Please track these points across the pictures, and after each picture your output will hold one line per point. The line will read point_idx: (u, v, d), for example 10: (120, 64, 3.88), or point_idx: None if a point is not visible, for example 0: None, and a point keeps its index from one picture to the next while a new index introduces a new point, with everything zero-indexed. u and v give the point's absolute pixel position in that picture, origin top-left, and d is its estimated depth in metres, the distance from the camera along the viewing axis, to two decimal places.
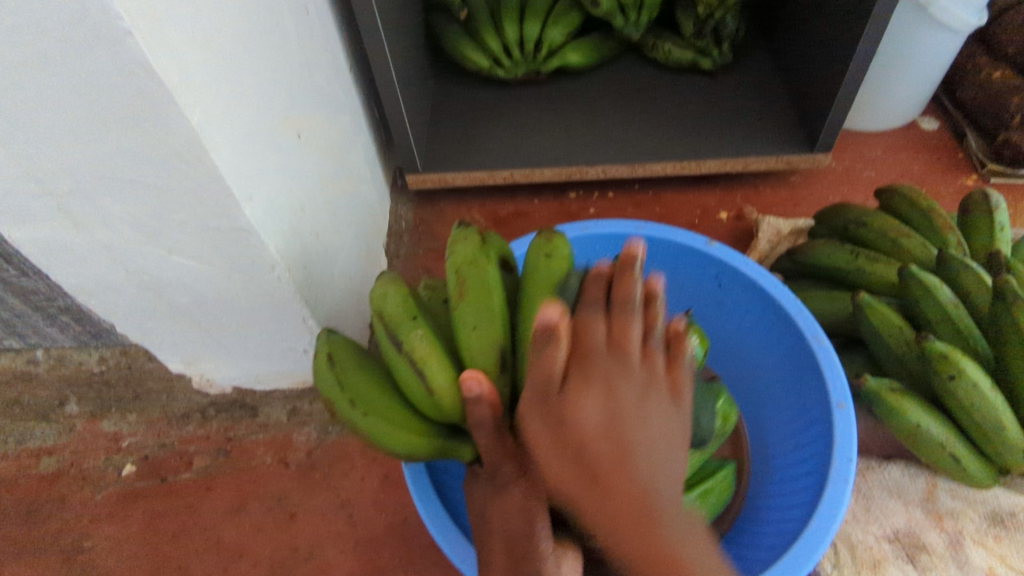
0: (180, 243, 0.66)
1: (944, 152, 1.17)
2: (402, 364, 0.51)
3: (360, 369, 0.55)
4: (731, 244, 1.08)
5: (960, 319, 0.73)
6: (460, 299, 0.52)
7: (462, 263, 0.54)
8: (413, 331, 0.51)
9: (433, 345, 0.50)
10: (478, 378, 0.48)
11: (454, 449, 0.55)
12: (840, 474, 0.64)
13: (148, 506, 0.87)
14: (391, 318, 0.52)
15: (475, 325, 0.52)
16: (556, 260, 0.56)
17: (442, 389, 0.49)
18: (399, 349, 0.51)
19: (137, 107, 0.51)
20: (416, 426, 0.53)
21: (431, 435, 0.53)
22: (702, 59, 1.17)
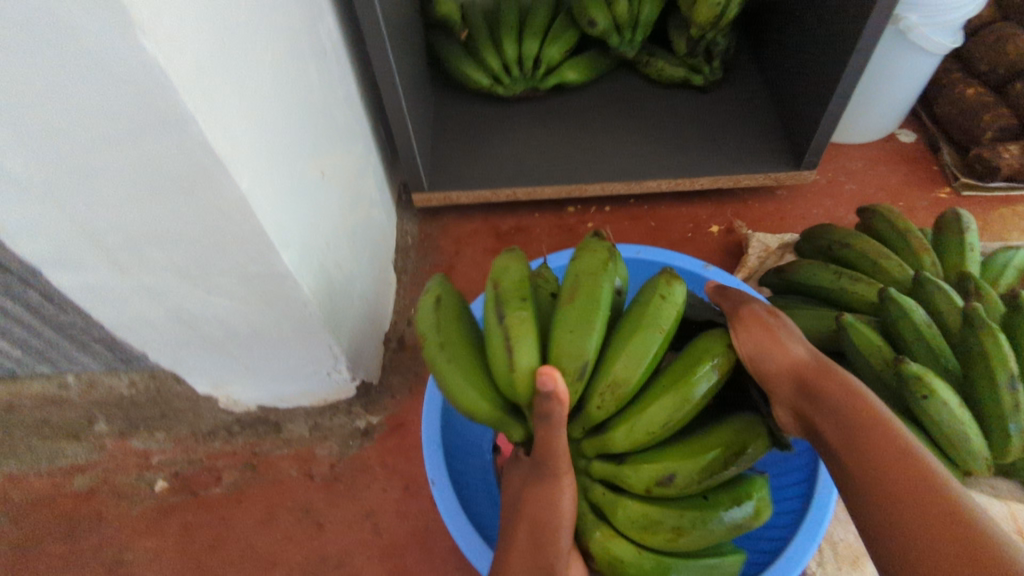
0: (219, 286, 0.69)
1: (921, 165, 1.24)
2: (497, 334, 0.53)
3: (456, 322, 0.59)
4: (722, 257, 1.14)
5: (932, 339, 0.80)
6: (568, 304, 0.54)
7: (583, 273, 0.55)
8: (518, 309, 0.52)
9: (533, 331, 0.52)
10: (556, 378, 0.48)
11: (510, 425, 0.57)
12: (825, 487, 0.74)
13: (182, 520, 0.92)
14: (504, 291, 0.55)
15: (572, 329, 0.52)
16: (669, 305, 0.54)
17: (525, 373, 0.50)
18: (500, 319, 0.53)
19: (192, 177, 0.54)
20: (488, 394, 0.55)
21: (498, 407, 0.55)
22: (694, 76, 1.23)
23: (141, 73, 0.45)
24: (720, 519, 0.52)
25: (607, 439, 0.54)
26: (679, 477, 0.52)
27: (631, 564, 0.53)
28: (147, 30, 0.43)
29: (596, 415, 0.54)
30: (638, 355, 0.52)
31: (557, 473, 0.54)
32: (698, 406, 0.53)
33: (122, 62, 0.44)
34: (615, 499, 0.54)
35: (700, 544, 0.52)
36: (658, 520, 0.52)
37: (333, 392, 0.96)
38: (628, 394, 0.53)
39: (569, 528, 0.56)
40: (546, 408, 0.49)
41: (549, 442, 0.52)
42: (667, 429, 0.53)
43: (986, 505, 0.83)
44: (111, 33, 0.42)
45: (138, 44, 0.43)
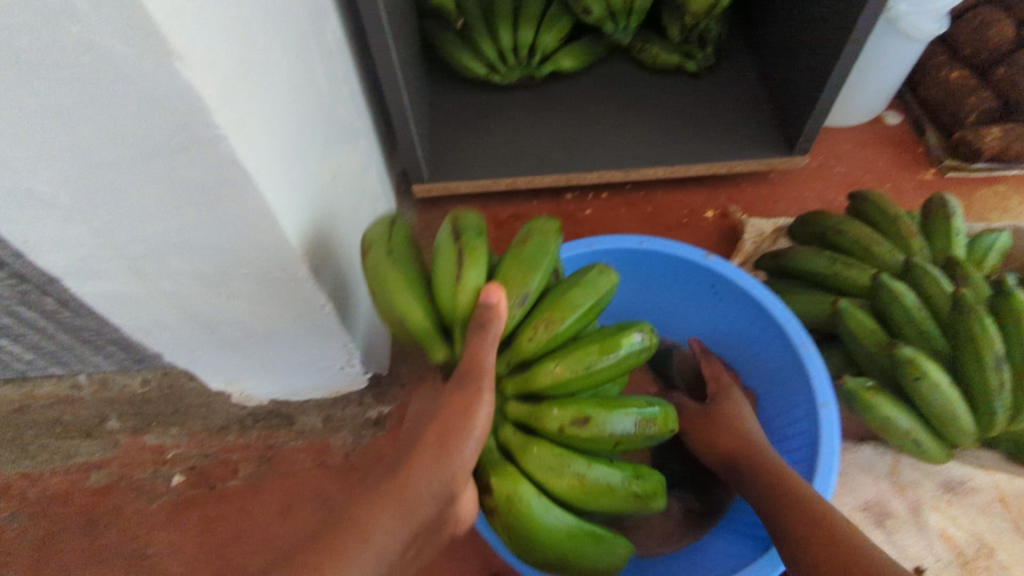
0: (239, 290, 0.70)
1: (907, 147, 1.27)
2: (449, 253, 0.60)
3: (409, 251, 0.65)
4: (717, 242, 1.18)
5: (923, 322, 0.85)
6: (519, 249, 0.61)
7: (536, 230, 0.63)
8: (475, 238, 0.60)
9: (485, 257, 0.58)
10: (499, 292, 0.56)
11: (433, 341, 0.60)
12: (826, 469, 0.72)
13: (201, 513, 0.94)
14: (464, 223, 0.62)
15: (517, 267, 0.60)
16: (605, 279, 0.62)
17: (469, 287, 0.57)
18: (457, 242, 0.60)
19: (219, 190, 0.55)
20: (427, 307, 0.61)
21: (433, 322, 0.61)
22: (688, 62, 1.25)
23: (176, 97, 0.46)
24: (616, 478, 0.56)
25: (530, 375, 0.58)
26: (592, 422, 0.54)
27: (532, 506, 0.53)
28: (184, 57, 0.43)
29: (525, 347, 0.59)
30: (573, 304, 0.59)
31: (479, 381, 0.53)
32: (619, 365, 0.57)
33: (158, 87, 0.45)
34: (525, 439, 0.57)
35: (592, 498, 0.55)
36: (564, 464, 0.54)
37: (344, 385, 0.97)
38: (558, 334, 0.58)
39: (479, 443, 0.53)
40: (482, 315, 0.54)
41: (479, 353, 0.54)
42: (586, 376, 0.56)
43: (971, 476, 0.89)
44: (147, 61, 0.43)
45: (175, 71, 0.44)
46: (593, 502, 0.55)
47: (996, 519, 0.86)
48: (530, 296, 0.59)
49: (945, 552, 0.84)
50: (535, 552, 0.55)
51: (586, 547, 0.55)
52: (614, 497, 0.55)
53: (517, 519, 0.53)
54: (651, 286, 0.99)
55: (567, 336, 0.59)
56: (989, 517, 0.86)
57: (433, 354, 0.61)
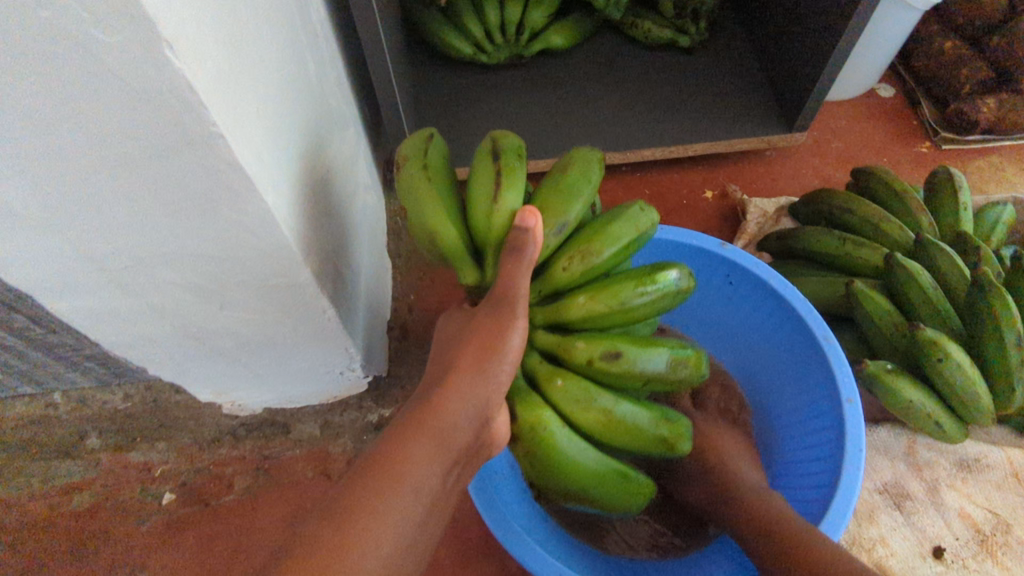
0: (234, 299, 0.65)
1: (902, 120, 1.26)
2: (487, 176, 0.57)
3: (445, 170, 0.62)
4: (718, 223, 1.15)
5: (938, 301, 0.83)
6: (559, 176, 0.59)
7: (580, 160, 0.60)
8: (517, 162, 0.57)
9: (522, 182, 0.57)
10: (536, 216, 0.53)
11: (460, 260, 0.59)
12: (852, 463, 0.71)
13: (197, 531, 0.89)
14: (502, 146, 0.59)
15: (558, 195, 0.58)
16: (646, 216, 0.59)
17: (505, 210, 0.56)
18: (495, 164, 0.58)
19: (214, 195, 0.50)
20: (459, 228, 0.59)
21: (464, 244, 0.59)
22: (681, 38, 1.19)
23: (167, 91, 0.40)
24: (640, 417, 0.57)
25: (562, 307, 0.58)
26: (623, 360, 0.54)
27: (556, 436, 0.55)
28: (174, 45, 0.37)
29: (557, 278, 0.58)
30: (611, 237, 0.57)
31: (512, 302, 0.53)
32: (652, 306, 0.56)
33: (147, 82, 0.39)
34: (551, 371, 0.57)
35: (615, 435, 0.57)
36: (591, 398, 0.56)
37: (342, 389, 0.92)
38: (593, 268, 0.57)
39: (513, 365, 0.53)
40: (516, 239, 0.52)
41: (514, 278, 0.52)
42: (619, 314, 0.56)
43: (985, 453, 0.88)
44: (133, 51, 0.37)
45: (165, 61, 0.38)
46: (616, 439, 0.57)
47: (1012, 495, 0.86)
48: (566, 227, 0.57)
49: (964, 530, 0.83)
50: (557, 481, 0.58)
51: (608, 483, 0.58)
52: (637, 436, 0.57)
53: (541, 450, 0.55)
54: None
55: (601, 271, 0.58)
56: (1005, 493, 0.86)
57: (461, 275, 0.60)
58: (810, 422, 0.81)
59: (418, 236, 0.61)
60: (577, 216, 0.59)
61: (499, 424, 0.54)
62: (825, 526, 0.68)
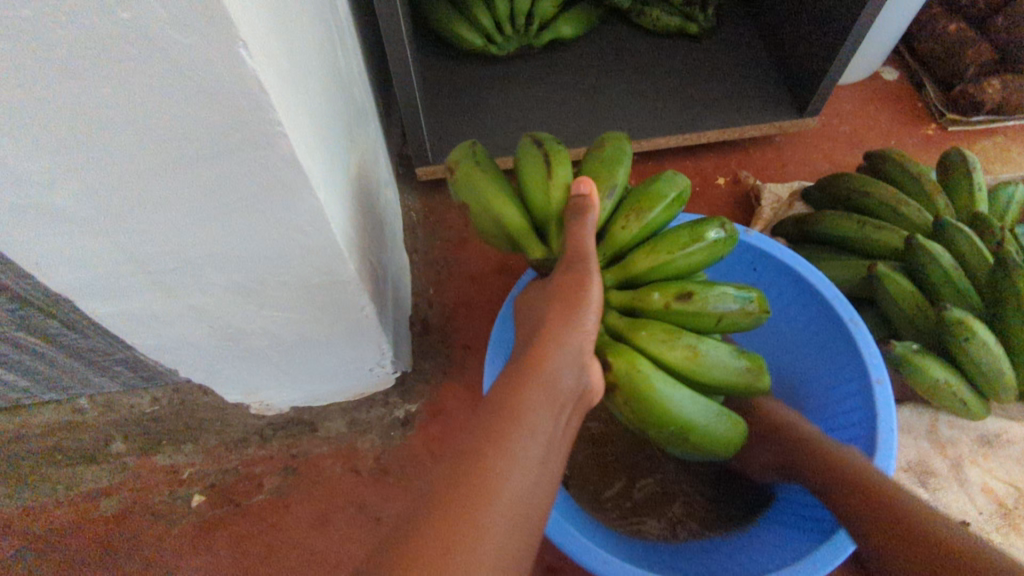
0: (275, 298, 0.64)
1: (907, 103, 1.27)
2: (534, 156, 0.59)
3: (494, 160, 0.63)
4: (732, 209, 1.16)
5: (959, 281, 0.85)
6: (597, 151, 0.62)
7: (613, 136, 0.63)
8: (555, 142, 0.61)
9: (567, 160, 0.59)
10: (590, 184, 0.56)
11: (526, 238, 0.59)
12: (885, 442, 0.72)
13: (229, 532, 0.88)
14: (539, 133, 0.62)
15: (604, 166, 0.60)
16: (680, 180, 0.61)
17: (559, 183, 0.58)
18: (538, 146, 0.60)
19: (269, 193, 0.49)
20: (521, 211, 0.60)
21: (526, 222, 0.60)
22: (689, 24, 1.21)
23: (235, 90, 0.40)
24: (723, 353, 0.58)
25: (628, 263, 0.59)
26: (696, 299, 0.56)
27: (652, 378, 0.55)
28: (248, 44, 0.38)
29: (618, 238, 0.59)
30: (660, 195, 0.59)
31: (584, 255, 0.55)
32: (711, 249, 0.58)
33: (219, 83, 0.39)
34: (632, 323, 0.58)
35: (705, 371, 0.57)
36: (675, 338, 0.56)
37: (370, 386, 0.92)
38: (648, 224, 0.59)
39: (597, 312, 0.55)
40: (578, 205, 0.55)
41: (581, 237, 0.55)
42: (681, 260, 0.58)
43: (1006, 429, 0.89)
44: (208, 51, 0.37)
45: (238, 61, 0.38)
46: (707, 376, 0.57)
47: None
48: (617, 189, 0.59)
49: (987, 504, 0.85)
50: (659, 429, 0.57)
51: (709, 422, 0.58)
52: (726, 369, 0.57)
53: (640, 394, 0.54)
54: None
55: (656, 227, 0.60)
56: None
57: (529, 253, 0.60)
58: (838, 404, 0.83)
59: (478, 225, 0.61)
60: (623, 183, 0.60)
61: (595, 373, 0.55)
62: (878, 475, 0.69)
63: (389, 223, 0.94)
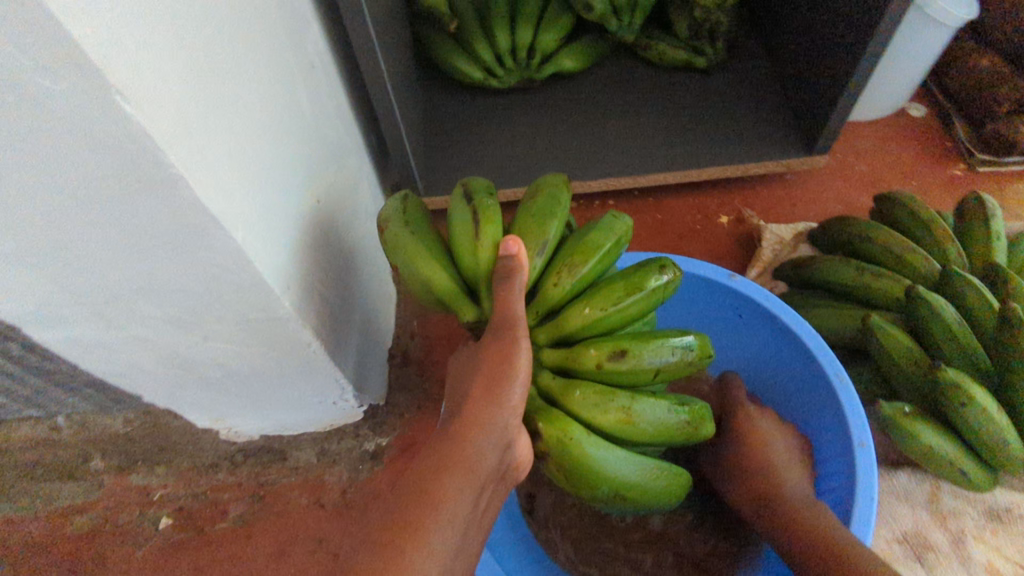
0: (216, 331, 0.64)
1: (933, 141, 1.19)
2: (464, 214, 0.57)
3: (424, 215, 0.62)
4: (733, 250, 1.10)
5: (964, 337, 0.77)
6: (532, 200, 0.59)
7: (548, 183, 0.60)
8: (487, 198, 0.57)
9: (499, 215, 0.56)
10: (519, 245, 0.53)
11: (458, 300, 0.57)
12: (863, 509, 0.65)
13: (190, 558, 0.88)
14: (472, 186, 0.59)
15: (535, 218, 0.57)
16: (620, 224, 0.59)
17: (488, 243, 0.54)
18: (468, 202, 0.57)
19: (182, 233, 0.49)
20: (450, 271, 0.57)
21: (457, 285, 0.57)
22: (697, 59, 1.16)
23: (121, 135, 0.39)
24: (662, 410, 0.54)
25: (562, 320, 0.56)
26: (631, 356, 0.53)
27: (584, 445, 0.51)
28: (125, 94, 0.37)
29: (551, 296, 0.57)
30: (593, 247, 0.56)
31: (512, 326, 0.53)
32: (648, 299, 0.55)
33: (99, 128, 0.39)
34: (565, 384, 0.55)
35: (644, 431, 0.54)
36: (609, 399, 0.53)
37: (339, 417, 0.91)
38: (583, 278, 0.56)
39: (525, 386, 0.52)
40: (504, 269, 0.52)
41: (508, 304, 0.52)
42: (617, 314, 0.55)
43: (1019, 503, 0.81)
44: (83, 97, 0.37)
45: (115, 108, 0.37)
46: (646, 435, 0.54)
47: None
48: (550, 243, 0.56)
49: None
50: (593, 492, 0.54)
51: (648, 483, 0.55)
52: (664, 427, 0.54)
53: (571, 461, 0.52)
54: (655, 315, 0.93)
55: (593, 278, 0.57)
56: None
57: (461, 315, 0.57)
58: (820, 466, 0.76)
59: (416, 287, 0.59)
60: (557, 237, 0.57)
61: (519, 446, 0.53)
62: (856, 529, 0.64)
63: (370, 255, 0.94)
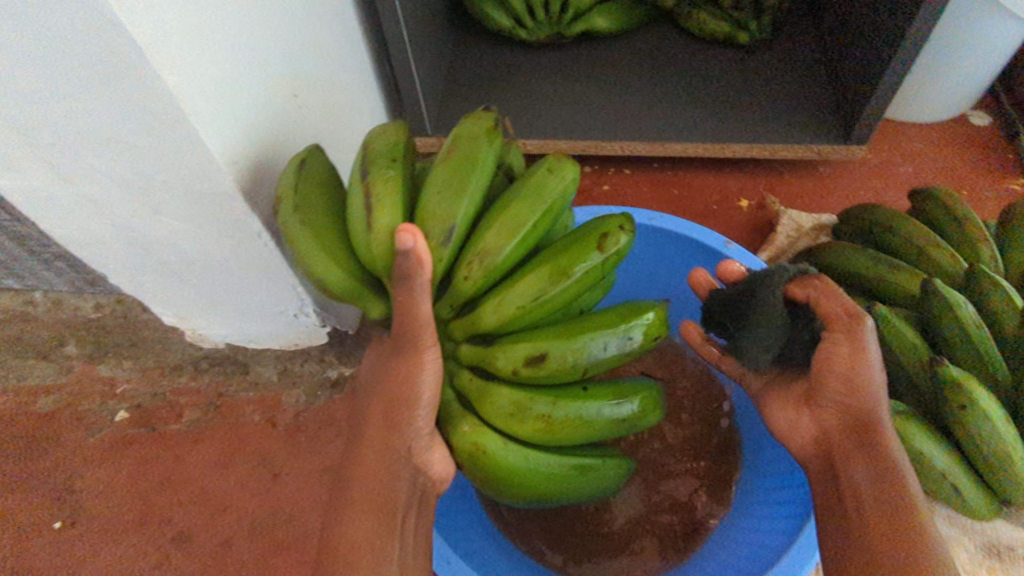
0: (164, 203, 0.63)
1: (993, 152, 1.08)
2: (361, 193, 0.50)
3: (319, 190, 0.56)
4: (747, 235, 1.03)
5: (981, 341, 0.67)
6: (442, 166, 0.50)
7: (461, 139, 0.51)
8: (385, 170, 0.50)
9: (398, 190, 0.49)
10: (417, 236, 0.42)
11: (365, 301, 0.53)
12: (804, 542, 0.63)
13: (138, 453, 0.88)
14: (373, 153, 0.52)
15: (440, 192, 0.49)
16: (554, 182, 0.50)
17: (383, 234, 0.47)
18: (364, 178, 0.50)
19: (110, 65, 0.48)
20: (347, 265, 0.52)
21: (358, 281, 0.52)
22: (739, 33, 1.11)
23: None
24: (589, 410, 0.50)
25: (476, 316, 0.50)
26: (552, 359, 0.48)
27: (500, 458, 0.48)
28: None
29: (463, 289, 0.49)
30: (514, 225, 0.48)
31: (418, 348, 0.48)
32: (577, 287, 0.48)
33: None
34: (484, 384, 0.50)
35: (569, 435, 0.50)
36: (527, 407, 0.49)
37: (303, 337, 0.88)
38: (498, 266, 0.48)
39: (431, 407, 0.51)
40: (404, 271, 0.43)
41: (408, 307, 0.46)
42: (539, 309, 0.48)
43: None
44: None
45: None
46: (573, 439, 0.51)
47: None
48: (459, 229, 0.48)
49: None
50: (517, 495, 0.52)
51: (578, 481, 0.53)
52: (593, 430, 0.51)
53: (488, 470, 0.49)
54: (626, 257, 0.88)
55: (515, 259, 0.50)
56: None
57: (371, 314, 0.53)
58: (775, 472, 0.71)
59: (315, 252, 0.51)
60: (469, 215, 0.49)
61: (434, 459, 0.53)
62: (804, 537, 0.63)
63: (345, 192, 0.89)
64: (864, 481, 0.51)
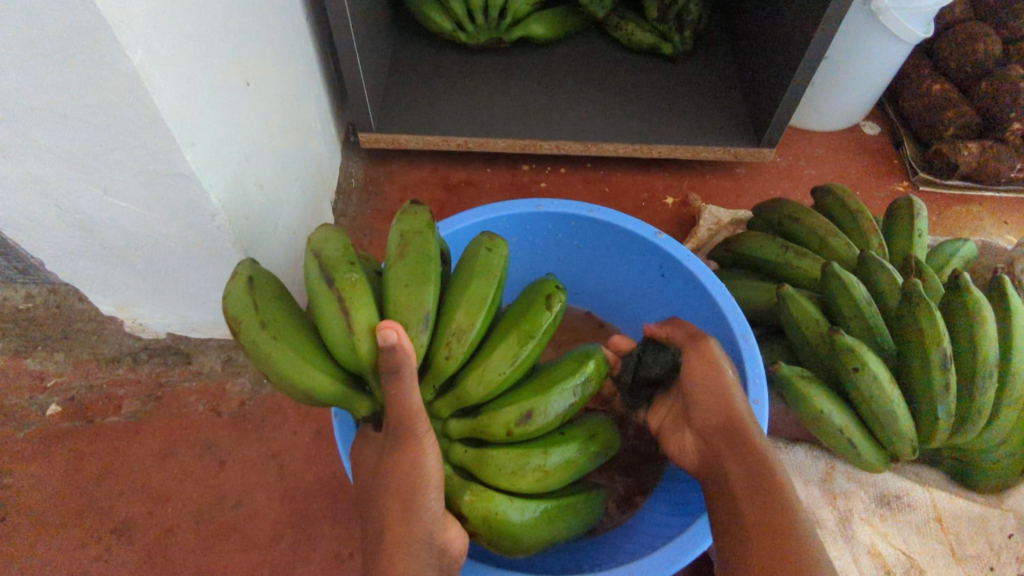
0: (116, 184, 0.64)
1: (882, 157, 1.22)
2: (328, 299, 0.49)
3: (274, 299, 0.53)
4: (673, 229, 1.12)
5: (870, 316, 0.77)
6: (398, 258, 0.52)
7: (409, 232, 0.53)
8: (350, 273, 0.50)
9: (366, 290, 0.49)
10: (398, 329, 0.46)
11: (353, 401, 0.53)
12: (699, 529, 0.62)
13: (71, 447, 0.86)
14: (327, 260, 0.51)
15: (407, 282, 0.51)
16: (497, 257, 0.56)
17: (364, 332, 0.48)
18: (329, 283, 0.49)
19: (75, 41, 0.49)
20: (331, 371, 0.51)
21: (342, 384, 0.51)
22: (664, 44, 1.21)
23: None
24: (570, 451, 0.56)
25: (460, 393, 0.53)
26: (536, 415, 0.53)
27: (509, 516, 0.52)
28: None
29: (444, 369, 0.52)
30: (478, 301, 0.53)
31: (414, 437, 0.50)
32: (539, 343, 0.55)
33: None
34: (480, 452, 0.54)
35: (561, 478, 0.55)
36: (525, 462, 0.53)
37: None
38: (472, 340, 0.52)
39: (439, 488, 0.51)
40: (390, 362, 0.46)
41: (402, 399, 0.48)
42: (514, 371, 0.54)
43: (908, 490, 0.79)
44: None
45: None
46: (567, 480, 0.56)
47: (929, 541, 0.77)
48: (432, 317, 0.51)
49: (872, 569, 0.74)
50: (529, 547, 0.55)
51: (574, 518, 0.58)
52: (577, 468, 0.56)
53: (500, 532, 0.52)
54: (573, 247, 0.94)
55: (482, 332, 0.54)
56: (923, 537, 0.77)
57: (356, 410, 0.54)
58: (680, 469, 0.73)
59: (286, 341, 0.50)
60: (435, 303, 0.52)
61: (453, 536, 0.52)
62: (700, 524, 0.62)
63: (296, 221, 0.90)
64: (742, 480, 0.56)
